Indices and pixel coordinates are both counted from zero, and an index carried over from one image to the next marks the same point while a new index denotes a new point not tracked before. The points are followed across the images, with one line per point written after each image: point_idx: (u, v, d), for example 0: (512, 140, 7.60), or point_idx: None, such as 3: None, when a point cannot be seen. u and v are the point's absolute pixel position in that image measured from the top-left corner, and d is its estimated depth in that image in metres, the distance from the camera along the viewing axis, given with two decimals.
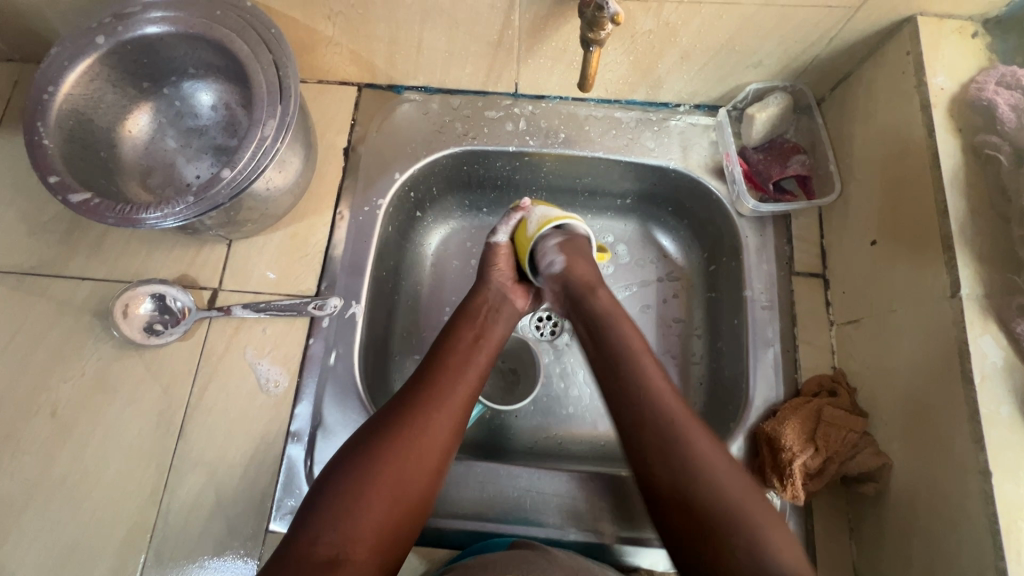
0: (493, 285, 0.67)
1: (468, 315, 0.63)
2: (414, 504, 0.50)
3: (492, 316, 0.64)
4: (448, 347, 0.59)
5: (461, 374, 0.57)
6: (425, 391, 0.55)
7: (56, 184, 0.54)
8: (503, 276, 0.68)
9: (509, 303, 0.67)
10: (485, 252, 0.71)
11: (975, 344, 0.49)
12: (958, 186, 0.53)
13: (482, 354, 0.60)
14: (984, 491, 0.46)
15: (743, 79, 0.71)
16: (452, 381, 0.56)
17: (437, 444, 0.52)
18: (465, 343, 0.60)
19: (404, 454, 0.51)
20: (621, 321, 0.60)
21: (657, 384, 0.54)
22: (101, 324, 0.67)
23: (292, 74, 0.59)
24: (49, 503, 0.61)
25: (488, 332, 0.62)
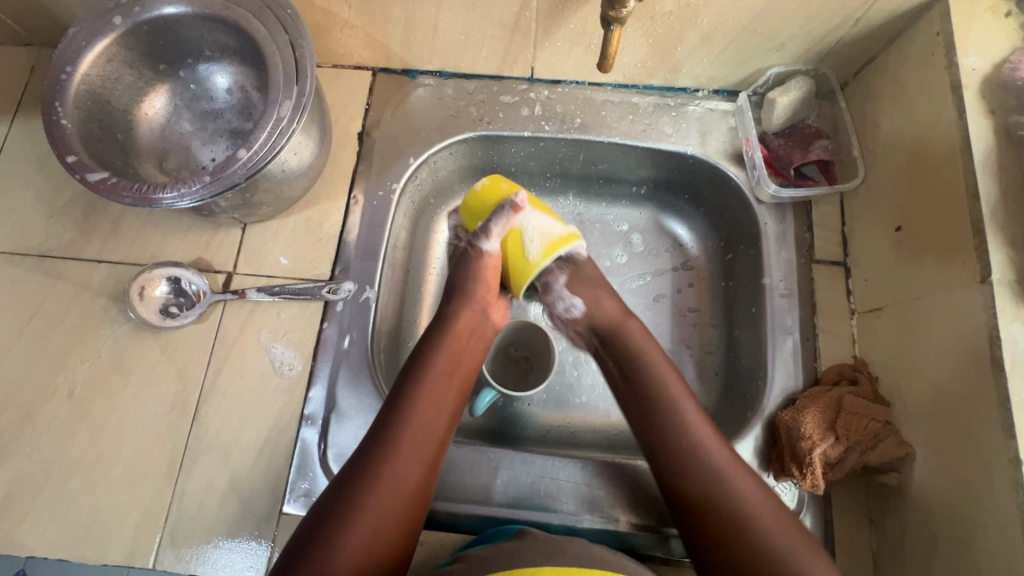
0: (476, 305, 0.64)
1: (445, 344, 0.61)
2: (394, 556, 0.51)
3: (471, 342, 0.63)
4: (421, 386, 0.57)
5: (433, 419, 0.56)
6: (393, 444, 0.54)
7: (74, 163, 0.54)
8: (488, 292, 0.65)
9: (486, 321, 0.65)
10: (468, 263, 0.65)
11: (1006, 330, 0.47)
12: (989, 169, 0.51)
13: (456, 392, 0.59)
14: (1014, 480, 0.44)
15: (765, 62, 0.69)
16: (422, 425, 0.55)
17: (409, 493, 0.53)
18: (439, 380, 0.58)
19: (377, 513, 0.51)
20: (660, 369, 0.61)
21: (699, 434, 0.56)
22: (117, 306, 0.68)
23: (308, 55, 0.58)
24: (67, 482, 0.62)
25: (462, 363, 0.61)
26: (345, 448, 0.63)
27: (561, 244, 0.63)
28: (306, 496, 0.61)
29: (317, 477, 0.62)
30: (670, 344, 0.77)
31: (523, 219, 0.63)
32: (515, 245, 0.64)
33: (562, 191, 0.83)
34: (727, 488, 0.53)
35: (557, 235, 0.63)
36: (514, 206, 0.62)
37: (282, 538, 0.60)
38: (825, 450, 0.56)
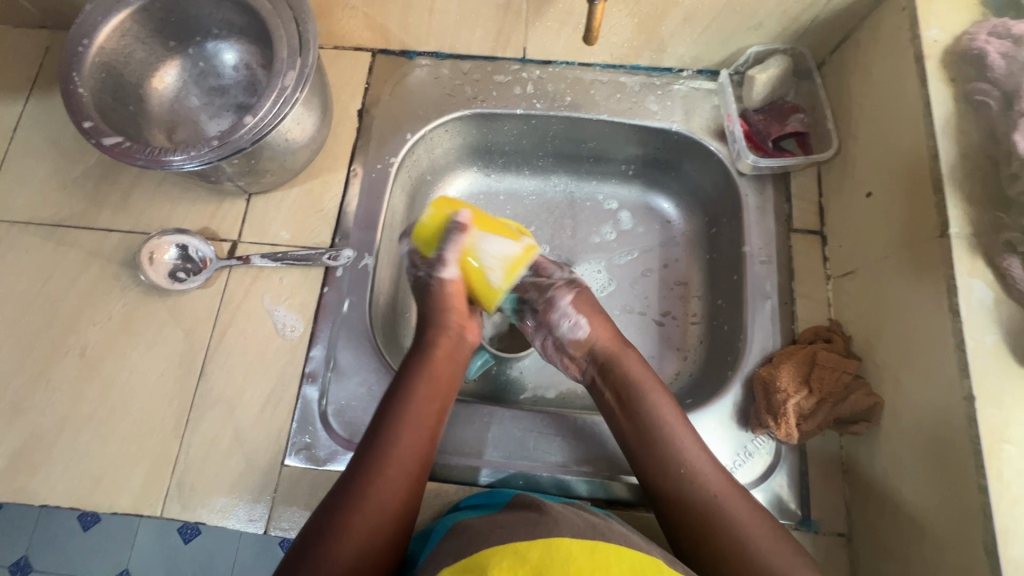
0: (452, 328, 0.65)
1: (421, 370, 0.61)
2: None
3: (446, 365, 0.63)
4: (397, 416, 0.58)
5: (411, 447, 0.57)
6: (372, 480, 0.54)
7: (90, 128, 0.58)
8: (460, 317, 0.66)
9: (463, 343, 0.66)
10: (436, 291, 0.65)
11: (962, 279, 0.50)
12: (949, 132, 0.55)
13: (433, 418, 0.60)
14: (968, 416, 0.47)
15: (745, 41, 0.73)
16: (403, 453, 0.56)
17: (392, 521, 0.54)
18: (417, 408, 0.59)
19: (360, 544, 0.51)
20: (651, 392, 0.61)
21: (691, 461, 0.57)
22: (127, 272, 0.71)
23: (311, 29, 0.62)
24: (78, 436, 0.65)
25: (440, 390, 0.61)
26: (344, 404, 0.66)
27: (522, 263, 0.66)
28: (307, 449, 0.65)
29: (318, 431, 0.65)
30: (656, 314, 0.80)
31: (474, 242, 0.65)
32: (475, 275, 0.66)
33: (554, 169, 0.86)
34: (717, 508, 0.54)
35: (514, 256, 0.65)
36: (460, 227, 0.64)
37: (284, 488, 0.63)
38: (798, 402, 0.59)
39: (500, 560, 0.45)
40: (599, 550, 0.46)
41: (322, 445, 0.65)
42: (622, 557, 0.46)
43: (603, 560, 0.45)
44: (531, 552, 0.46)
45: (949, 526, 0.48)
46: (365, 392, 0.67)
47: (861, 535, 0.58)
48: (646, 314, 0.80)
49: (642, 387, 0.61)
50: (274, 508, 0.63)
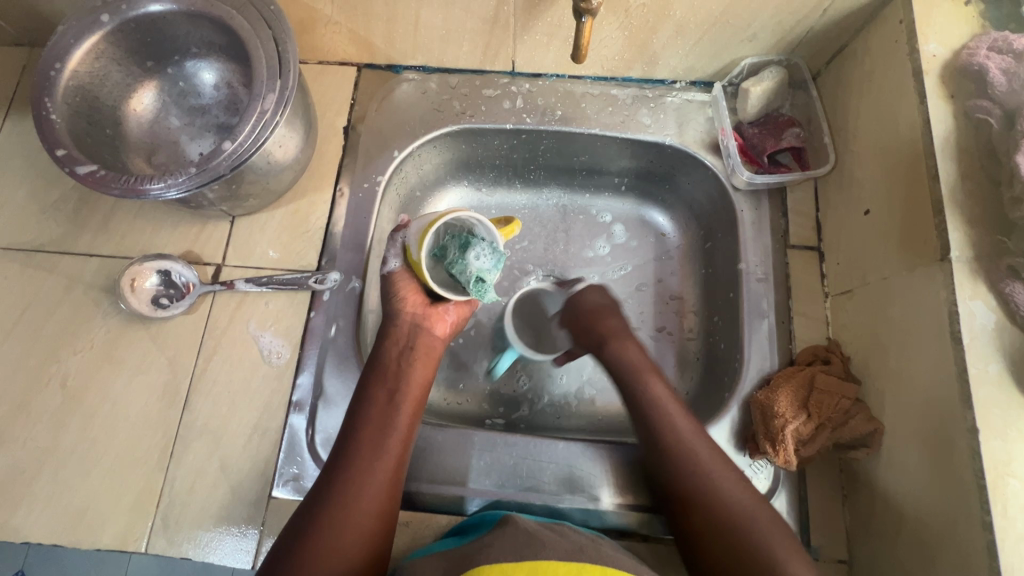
0: (405, 320, 0.65)
1: (380, 369, 0.63)
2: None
3: (406, 360, 0.64)
4: (363, 418, 0.59)
5: (381, 447, 0.58)
6: (341, 481, 0.55)
7: (63, 157, 0.56)
8: (414, 306, 0.65)
9: (424, 337, 0.65)
10: (384, 284, 0.66)
11: (964, 305, 0.49)
12: (948, 150, 0.53)
13: (401, 415, 0.60)
14: (972, 448, 0.46)
15: (738, 53, 0.71)
16: (371, 454, 0.57)
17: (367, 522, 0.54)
18: (380, 407, 0.60)
19: (335, 542, 0.52)
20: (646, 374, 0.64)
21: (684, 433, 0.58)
22: (109, 299, 0.69)
23: (291, 49, 0.60)
24: (60, 470, 0.63)
25: (403, 387, 0.62)
26: (332, 433, 0.65)
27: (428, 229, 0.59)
28: (295, 480, 0.63)
29: (305, 461, 0.64)
30: (652, 331, 0.79)
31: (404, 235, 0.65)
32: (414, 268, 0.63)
33: (546, 183, 0.85)
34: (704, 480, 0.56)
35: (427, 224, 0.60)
36: (397, 226, 0.66)
37: (272, 520, 0.62)
38: (797, 427, 0.58)
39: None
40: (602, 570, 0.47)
41: (310, 476, 0.63)
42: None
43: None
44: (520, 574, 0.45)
45: (952, 560, 0.47)
46: None
47: (862, 562, 0.57)
48: (641, 331, 0.79)
49: (635, 369, 0.64)
50: (261, 541, 0.61)
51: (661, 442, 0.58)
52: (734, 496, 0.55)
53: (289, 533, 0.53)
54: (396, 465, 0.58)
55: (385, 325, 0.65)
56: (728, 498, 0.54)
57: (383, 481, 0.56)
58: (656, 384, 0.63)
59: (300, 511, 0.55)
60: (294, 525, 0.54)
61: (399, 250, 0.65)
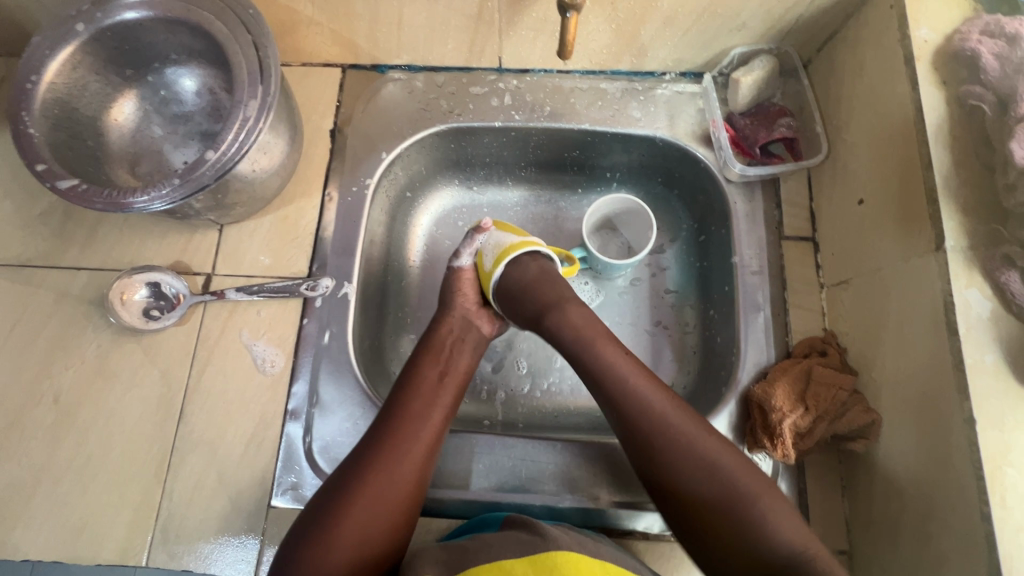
0: (458, 313, 0.68)
1: (432, 351, 0.65)
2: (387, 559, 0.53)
3: (457, 347, 0.66)
4: (411, 391, 0.61)
5: (424, 420, 0.59)
6: (385, 448, 0.56)
7: (43, 172, 0.55)
8: (467, 302, 0.70)
9: (473, 330, 0.69)
10: (450, 278, 0.71)
11: (959, 295, 0.49)
12: (942, 138, 0.52)
13: (447, 394, 0.62)
14: (969, 439, 0.46)
15: (728, 43, 0.70)
16: (416, 426, 0.58)
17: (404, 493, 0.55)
18: (428, 385, 0.62)
19: (372, 507, 0.53)
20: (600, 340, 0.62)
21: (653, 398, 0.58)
22: (99, 313, 0.69)
23: (272, 53, 0.59)
24: (57, 486, 0.63)
25: (453, 368, 0.64)
26: (330, 440, 0.64)
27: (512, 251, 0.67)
28: (293, 489, 0.63)
29: (303, 470, 0.63)
30: (647, 326, 0.78)
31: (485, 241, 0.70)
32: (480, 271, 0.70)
33: (538, 180, 0.84)
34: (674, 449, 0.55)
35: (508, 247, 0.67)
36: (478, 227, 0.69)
37: (271, 530, 0.62)
38: (795, 420, 0.58)
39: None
40: (584, 562, 0.48)
41: (308, 484, 0.63)
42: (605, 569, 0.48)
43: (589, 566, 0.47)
44: (516, 569, 0.46)
45: (950, 549, 0.47)
46: (350, 427, 0.65)
47: (862, 551, 0.57)
48: (636, 324, 0.79)
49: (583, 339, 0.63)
50: (263, 550, 0.61)
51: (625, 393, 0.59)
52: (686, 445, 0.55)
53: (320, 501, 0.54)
54: (435, 438, 0.59)
55: (440, 311, 0.69)
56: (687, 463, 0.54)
57: (424, 453, 0.57)
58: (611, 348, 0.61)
59: (338, 476, 0.56)
60: (328, 491, 0.55)
61: (473, 249, 0.71)
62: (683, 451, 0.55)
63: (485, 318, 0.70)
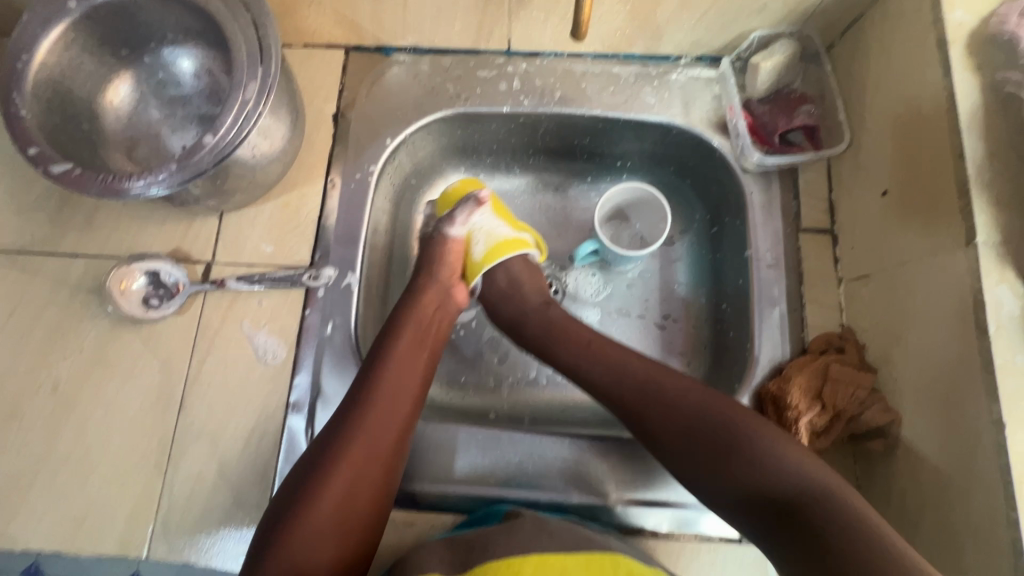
0: (435, 279, 0.65)
1: (413, 312, 0.62)
2: (372, 519, 0.53)
3: (438, 312, 0.64)
4: (389, 355, 0.58)
5: (403, 382, 0.57)
6: (362, 413, 0.54)
7: (36, 155, 0.53)
8: (448, 273, 0.66)
9: (451, 296, 0.65)
10: (428, 244, 0.67)
11: (990, 293, 0.46)
12: (975, 127, 0.50)
13: (425, 354, 0.60)
14: (997, 443, 0.44)
15: (748, 25, 0.67)
16: (395, 391, 0.56)
17: (385, 454, 0.54)
18: (406, 349, 0.59)
19: (349, 475, 0.52)
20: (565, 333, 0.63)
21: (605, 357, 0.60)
22: (97, 301, 0.67)
23: (272, 33, 0.56)
24: (57, 477, 0.62)
25: (433, 326, 0.63)
26: None
27: (502, 250, 0.66)
28: None
29: None
30: (658, 319, 0.76)
31: (479, 217, 0.68)
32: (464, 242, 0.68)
33: (546, 167, 0.82)
34: (661, 408, 0.55)
35: (499, 238, 0.67)
36: (478, 198, 0.68)
37: None
38: (811, 419, 0.56)
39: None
40: (595, 561, 0.50)
41: None
42: (617, 567, 0.50)
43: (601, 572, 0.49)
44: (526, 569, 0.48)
45: (972, 554, 0.46)
46: None
47: None
48: (645, 318, 0.77)
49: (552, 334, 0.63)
50: None
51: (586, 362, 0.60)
52: (673, 401, 0.55)
53: (307, 459, 0.53)
54: (414, 401, 0.57)
55: (420, 275, 0.65)
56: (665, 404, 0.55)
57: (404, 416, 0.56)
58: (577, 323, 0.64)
59: (316, 445, 0.54)
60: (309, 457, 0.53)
61: (467, 223, 0.67)
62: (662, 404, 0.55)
63: (465, 291, 0.67)
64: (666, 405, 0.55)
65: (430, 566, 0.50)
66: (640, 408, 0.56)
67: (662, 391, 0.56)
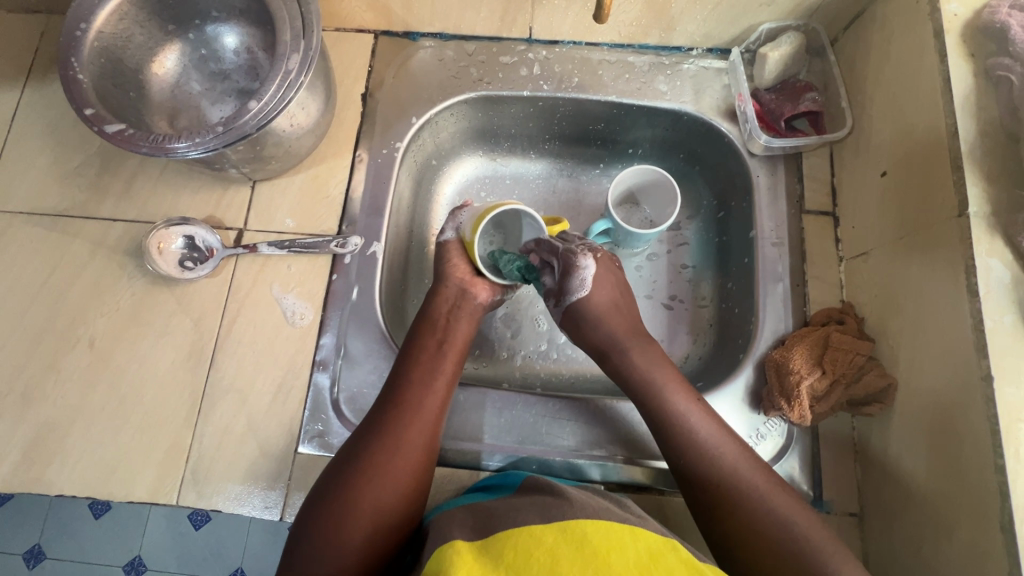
0: (453, 283, 0.68)
1: (429, 322, 0.66)
2: (405, 524, 0.55)
3: (453, 317, 0.67)
4: (414, 362, 0.62)
5: (424, 396, 0.60)
6: (388, 435, 0.57)
7: (91, 116, 0.56)
8: (461, 272, 0.68)
9: (470, 299, 0.68)
10: (438, 251, 0.71)
11: (981, 259, 0.50)
12: (968, 108, 0.53)
13: (447, 362, 0.63)
14: (986, 396, 0.48)
15: (757, 18, 0.71)
16: (421, 394, 0.60)
17: (412, 459, 0.56)
18: (430, 355, 0.63)
19: (379, 496, 0.54)
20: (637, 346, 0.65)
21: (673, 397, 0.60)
22: (134, 262, 0.70)
23: (314, 10, 0.60)
24: (91, 426, 0.65)
25: (451, 335, 0.65)
26: (356, 391, 0.67)
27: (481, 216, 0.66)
28: (319, 436, 0.65)
29: (330, 419, 0.65)
30: (666, 298, 0.80)
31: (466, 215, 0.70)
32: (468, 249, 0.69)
33: (561, 153, 0.85)
34: (713, 460, 0.56)
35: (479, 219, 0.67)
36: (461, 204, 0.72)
37: (298, 476, 0.63)
38: (812, 384, 0.59)
39: (509, 555, 0.44)
40: (615, 530, 0.47)
41: (335, 433, 0.65)
42: (638, 539, 0.47)
43: (619, 540, 0.46)
44: (547, 537, 0.46)
45: (963, 504, 0.49)
46: (376, 379, 0.67)
47: (873, 513, 0.59)
48: (653, 298, 0.80)
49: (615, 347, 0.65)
50: (289, 495, 0.63)
51: (647, 398, 0.61)
52: (719, 451, 0.57)
53: (334, 473, 0.56)
54: (436, 411, 0.60)
55: (435, 283, 0.69)
56: (710, 456, 0.56)
57: (428, 419, 0.59)
58: (641, 356, 0.64)
59: (342, 457, 0.57)
60: (337, 470, 0.56)
61: (458, 226, 0.71)
62: (710, 462, 0.56)
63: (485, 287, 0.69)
64: (714, 455, 0.56)
65: (455, 529, 0.51)
66: (696, 462, 0.57)
67: (708, 443, 0.57)
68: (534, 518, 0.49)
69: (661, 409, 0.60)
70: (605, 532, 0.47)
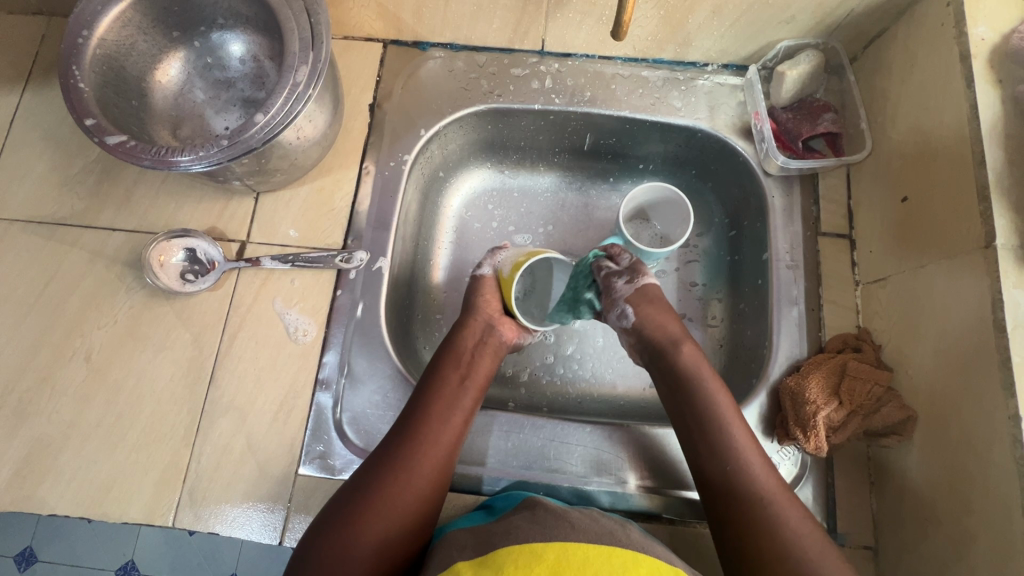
0: (481, 317, 0.65)
1: (454, 355, 0.63)
2: (401, 561, 0.53)
3: (479, 351, 0.64)
4: (432, 394, 0.60)
5: (440, 432, 0.58)
6: (400, 469, 0.55)
7: (92, 127, 0.55)
8: (491, 308, 0.66)
9: (495, 335, 0.65)
10: (471, 284, 0.69)
11: (1008, 294, 0.48)
12: (996, 136, 0.52)
13: (467, 399, 0.61)
14: (1013, 436, 0.46)
15: (776, 35, 0.70)
16: (435, 430, 0.58)
17: (419, 496, 0.54)
18: (449, 388, 0.60)
19: (381, 533, 0.52)
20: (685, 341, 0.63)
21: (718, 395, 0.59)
22: (133, 274, 0.69)
23: (324, 21, 0.59)
24: (86, 444, 0.63)
25: (474, 372, 0.63)
26: (359, 412, 0.65)
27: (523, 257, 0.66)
28: (321, 458, 0.63)
29: (332, 440, 0.64)
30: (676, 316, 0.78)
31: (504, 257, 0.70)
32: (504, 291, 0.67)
33: (571, 167, 0.84)
34: (748, 474, 0.54)
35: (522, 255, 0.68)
36: (500, 245, 0.72)
37: (298, 498, 0.62)
38: (828, 414, 0.58)
39: (511, 568, 0.43)
40: (618, 555, 0.46)
41: (337, 455, 0.63)
42: (642, 564, 0.45)
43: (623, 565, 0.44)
44: (549, 553, 0.45)
45: (986, 546, 0.48)
46: (380, 400, 0.65)
47: (890, 549, 0.57)
48: None
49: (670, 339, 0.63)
50: (288, 518, 0.61)
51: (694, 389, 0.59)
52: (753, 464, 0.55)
53: (341, 499, 0.54)
54: (450, 450, 0.58)
55: (463, 314, 0.66)
56: (747, 471, 0.54)
57: (440, 456, 0.57)
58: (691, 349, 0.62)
59: (350, 486, 0.55)
60: (343, 497, 0.54)
61: (495, 263, 0.69)
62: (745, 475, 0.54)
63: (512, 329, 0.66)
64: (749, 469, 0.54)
65: (456, 553, 0.49)
66: (732, 471, 0.55)
67: (744, 454, 0.55)
68: (534, 536, 0.48)
69: (708, 407, 0.58)
70: (608, 556, 0.45)
